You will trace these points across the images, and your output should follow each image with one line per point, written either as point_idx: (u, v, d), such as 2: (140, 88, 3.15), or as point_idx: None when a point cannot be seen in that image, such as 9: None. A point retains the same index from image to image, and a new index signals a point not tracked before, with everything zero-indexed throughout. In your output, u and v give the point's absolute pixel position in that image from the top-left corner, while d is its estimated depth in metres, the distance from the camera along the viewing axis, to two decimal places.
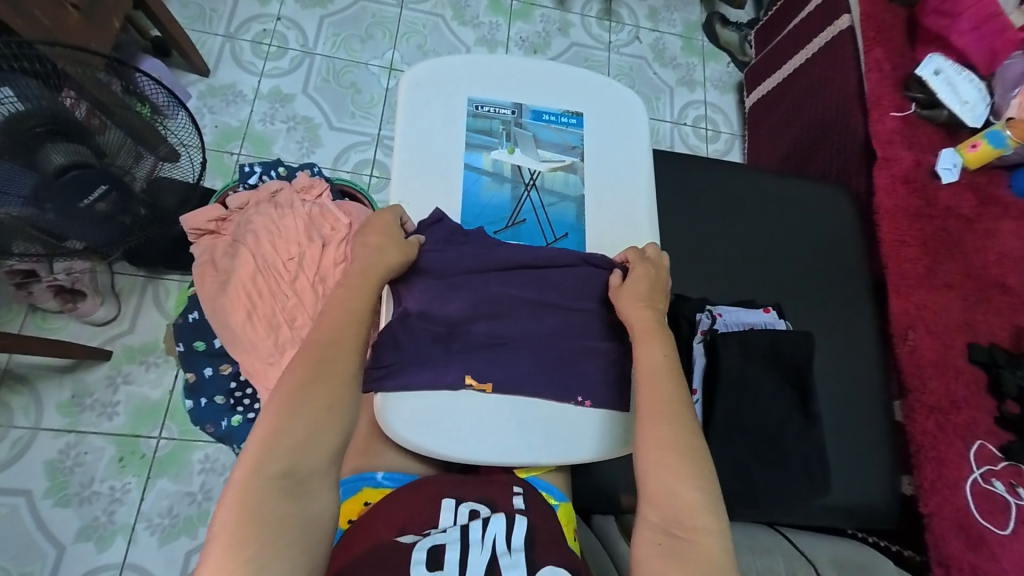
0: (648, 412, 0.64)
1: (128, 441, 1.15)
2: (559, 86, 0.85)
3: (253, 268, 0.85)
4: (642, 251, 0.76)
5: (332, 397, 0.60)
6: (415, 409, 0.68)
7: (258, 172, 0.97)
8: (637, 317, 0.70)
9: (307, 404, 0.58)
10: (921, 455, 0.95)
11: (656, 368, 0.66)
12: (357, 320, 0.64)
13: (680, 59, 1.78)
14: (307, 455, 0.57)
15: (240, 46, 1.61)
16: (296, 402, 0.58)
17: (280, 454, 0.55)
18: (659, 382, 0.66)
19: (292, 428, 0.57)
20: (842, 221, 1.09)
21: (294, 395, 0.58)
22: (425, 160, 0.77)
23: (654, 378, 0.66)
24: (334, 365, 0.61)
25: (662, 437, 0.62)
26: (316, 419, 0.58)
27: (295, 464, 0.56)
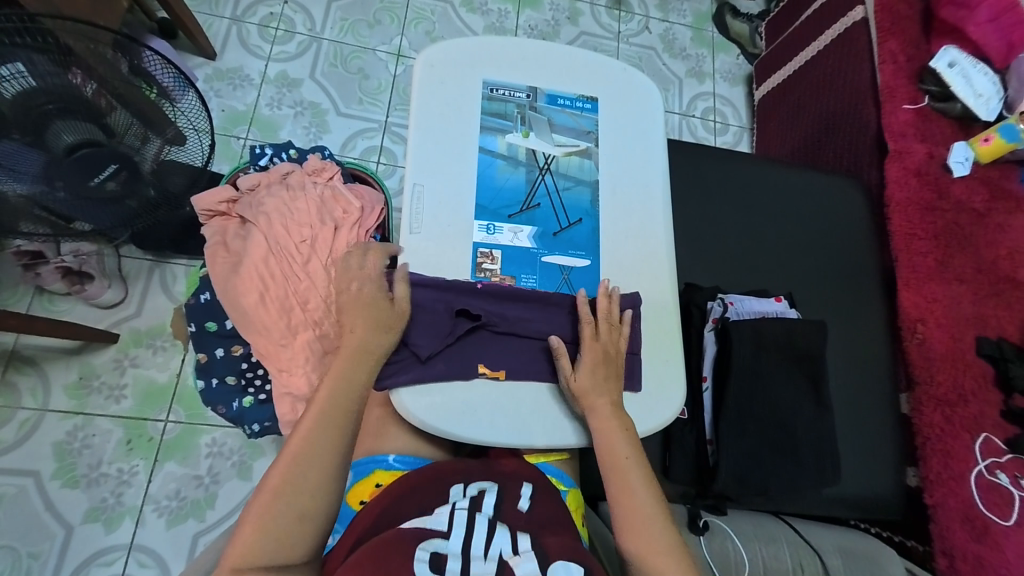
0: (620, 496, 0.69)
1: (135, 424, 1.15)
2: (573, 70, 0.85)
3: (264, 249, 0.83)
4: (597, 329, 0.72)
5: (323, 477, 0.63)
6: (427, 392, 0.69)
7: (268, 154, 0.97)
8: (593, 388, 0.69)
9: (301, 482, 0.62)
10: (927, 447, 0.95)
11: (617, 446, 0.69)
12: (350, 404, 0.67)
13: (690, 50, 1.77)
14: (296, 532, 0.60)
15: (246, 29, 1.60)
16: (286, 490, 0.61)
17: (275, 530, 0.59)
18: (625, 466, 0.69)
19: (285, 505, 0.61)
20: (854, 214, 1.09)
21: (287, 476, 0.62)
22: (439, 144, 0.76)
23: (619, 465, 0.69)
24: (326, 443, 0.64)
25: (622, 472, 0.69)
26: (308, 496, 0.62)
27: (286, 537, 0.60)
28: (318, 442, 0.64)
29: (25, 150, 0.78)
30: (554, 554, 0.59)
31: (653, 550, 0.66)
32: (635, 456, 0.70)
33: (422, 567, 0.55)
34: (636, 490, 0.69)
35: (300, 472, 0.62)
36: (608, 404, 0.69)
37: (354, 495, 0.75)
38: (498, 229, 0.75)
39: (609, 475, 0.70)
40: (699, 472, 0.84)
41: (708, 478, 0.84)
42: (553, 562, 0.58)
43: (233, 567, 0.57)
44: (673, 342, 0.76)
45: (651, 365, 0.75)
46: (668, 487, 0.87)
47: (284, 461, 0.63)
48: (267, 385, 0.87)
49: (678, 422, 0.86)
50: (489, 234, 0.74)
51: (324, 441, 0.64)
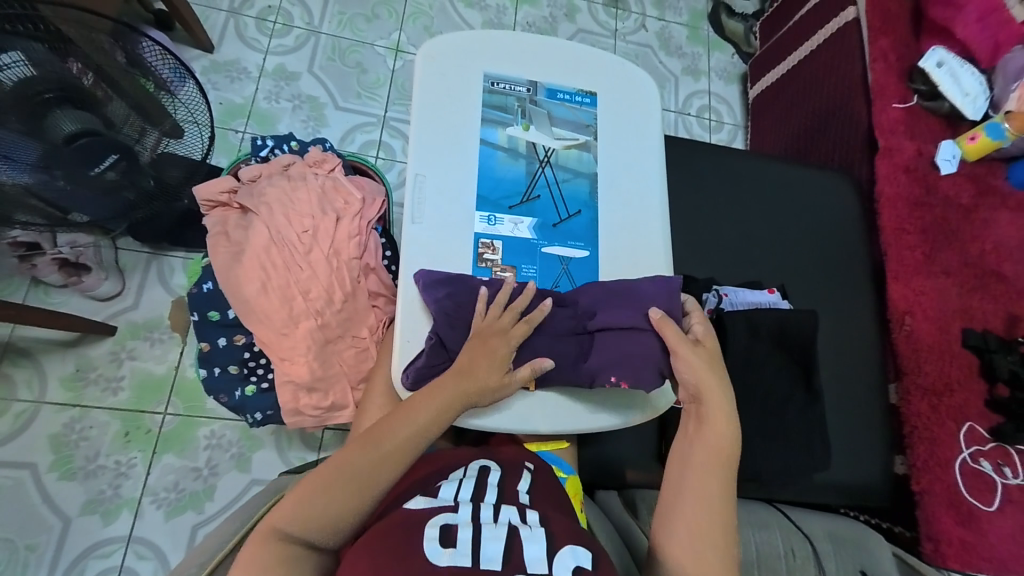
0: (690, 484, 0.69)
1: (132, 416, 1.15)
2: (572, 64, 0.86)
3: (266, 239, 0.82)
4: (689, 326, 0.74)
5: (372, 482, 0.64)
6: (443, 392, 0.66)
7: (269, 146, 0.97)
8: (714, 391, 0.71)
9: (350, 476, 0.63)
10: (914, 435, 0.98)
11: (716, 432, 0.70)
12: (426, 432, 0.66)
13: (686, 48, 1.79)
14: (329, 520, 0.62)
15: (243, 22, 1.60)
16: (335, 479, 0.63)
17: (311, 512, 0.62)
18: (712, 456, 0.70)
19: (326, 498, 0.62)
20: (846, 209, 1.11)
21: (340, 468, 0.64)
22: (439, 135, 0.77)
23: (701, 495, 0.69)
24: (383, 461, 0.65)
25: (705, 464, 0.70)
26: (352, 493, 0.63)
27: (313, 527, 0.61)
28: (382, 448, 0.65)
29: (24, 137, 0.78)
30: (561, 540, 0.59)
31: (702, 538, 0.66)
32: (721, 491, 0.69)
33: (433, 546, 0.55)
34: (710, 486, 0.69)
35: (352, 470, 0.64)
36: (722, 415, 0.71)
37: None
38: (498, 220, 0.76)
39: (684, 489, 0.69)
40: None
41: None
42: (560, 547, 0.58)
43: (260, 537, 0.60)
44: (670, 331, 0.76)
45: None
46: None
47: (345, 454, 0.65)
48: (269, 374, 0.85)
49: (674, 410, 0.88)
50: (489, 225, 0.75)
51: (383, 457, 0.64)
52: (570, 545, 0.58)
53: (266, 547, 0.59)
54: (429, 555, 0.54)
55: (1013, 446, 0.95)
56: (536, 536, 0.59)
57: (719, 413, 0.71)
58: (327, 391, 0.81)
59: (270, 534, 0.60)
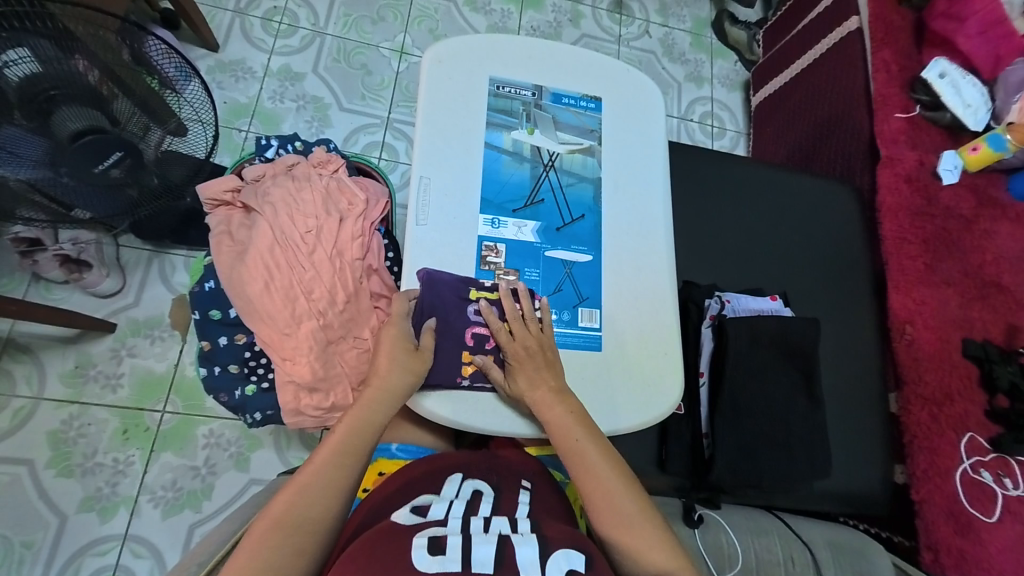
0: (585, 482, 0.66)
1: (132, 413, 1.15)
2: (577, 71, 0.88)
3: (270, 239, 0.82)
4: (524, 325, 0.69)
5: (322, 523, 0.59)
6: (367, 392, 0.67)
7: (274, 146, 0.96)
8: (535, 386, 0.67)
9: (296, 522, 0.58)
10: (914, 445, 0.97)
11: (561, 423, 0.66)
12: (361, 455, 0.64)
13: (689, 54, 1.80)
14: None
15: (249, 22, 1.62)
16: (278, 529, 0.57)
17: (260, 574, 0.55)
18: (579, 447, 0.66)
19: (285, 539, 0.57)
20: (847, 217, 1.12)
21: (281, 516, 0.58)
22: (444, 137, 0.78)
23: (602, 486, 0.66)
24: (328, 496, 0.61)
25: (585, 459, 0.66)
26: (300, 542, 0.58)
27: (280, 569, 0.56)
28: (322, 482, 0.61)
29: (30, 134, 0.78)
30: (555, 544, 0.58)
31: (625, 527, 0.64)
32: (617, 469, 0.67)
33: (419, 553, 0.53)
34: (603, 474, 0.66)
35: (296, 516, 0.58)
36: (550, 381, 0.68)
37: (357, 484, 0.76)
38: (503, 223, 0.75)
39: (583, 489, 0.66)
40: (695, 465, 0.86)
41: (704, 471, 0.85)
42: (551, 549, 0.57)
43: None
44: (671, 334, 0.76)
45: (654, 361, 0.74)
46: (664, 479, 0.88)
47: (281, 497, 0.59)
48: (270, 373, 0.82)
49: (674, 416, 0.87)
50: (494, 228, 0.75)
51: (327, 494, 0.61)
52: (563, 549, 0.57)
53: None
54: (415, 563, 0.52)
55: (1013, 457, 0.94)
56: (528, 541, 0.57)
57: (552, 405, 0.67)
58: (328, 392, 0.80)
59: None
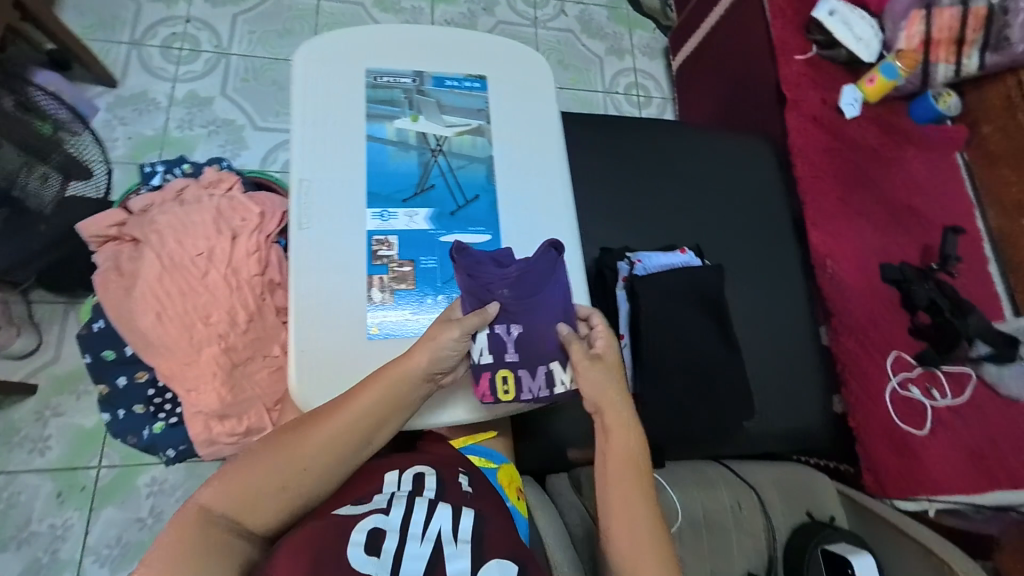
0: (615, 508, 0.66)
1: (66, 474, 1.09)
2: (458, 51, 0.86)
3: (159, 269, 0.79)
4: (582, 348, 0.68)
5: (335, 462, 0.62)
6: (346, 354, 0.65)
7: (160, 172, 0.92)
8: (610, 403, 0.68)
9: (309, 460, 0.61)
10: (846, 373, 0.98)
11: (621, 437, 0.68)
12: (390, 418, 0.63)
13: (608, 29, 1.80)
14: (283, 500, 0.60)
15: (147, 52, 1.56)
16: (292, 466, 0.60)
17: (260, 494, 0.59)
18: (630, 472, 0.67)
19: (297, 471, 0.61)
20: (760, 165, 1.13)
21: (298, 457, 0.61)
22: (322, 136, 0.75)
23: (632, 519, 0.65)
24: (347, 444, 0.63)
25: (627, 488, 0.66)
26: (307, 475, 0.61)
27: (261, 511, 0.59)
28: (347, 435, 0.62)
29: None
30: None
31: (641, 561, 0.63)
32: (653, 515, 0.66)
33: (356, 552, 0.55)
34: (639, 509, 0.65)
35: (311, 458, 0.61)
36: (624, 423, 0.68)
37: None
38: (392, 215, 0.73)
39: (610, 513, 0.66)
40: None
41: None
42: (488, 557, 0.59)
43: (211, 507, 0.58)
44: (583, 302, 0.75)
45: None
46: None
47: (303, 444, 0.61)
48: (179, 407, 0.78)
49: None
50: (383, 221, 0.72)
51: (348, 441, 0.62)
52: (498, 558, 0.60)
53: (209, 524, 0.57)
54: (352, 563, 0.54)
55: (937, 369, 0.97)
56: (462, 553, 0.59)
57: (614, 420, 0.68)
58: (241, 416, 0.76)
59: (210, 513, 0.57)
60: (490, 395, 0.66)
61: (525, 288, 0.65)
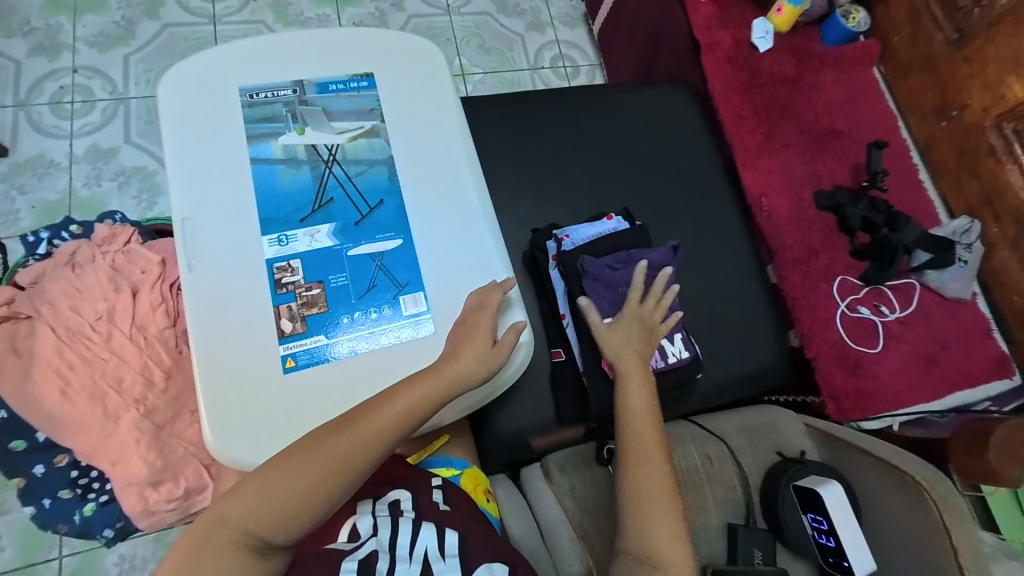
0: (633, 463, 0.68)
1: (24, 572, 1.02)
2: (339, 52, 0.81)
3: (55, 341, 0.72)
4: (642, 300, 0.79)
5: (350, 473, 0.57)
6: (330, 383, 0.63)
7: (46, 238, 0.85)
8: (626, 352, 0.76)
9: (326, 464, 0.56)
10: (796, 306, 0.97)
11: (634, 387, 0.73)
12: (414, 421, 0.59)
13: (523, 4, 1.75)
14: (294, 511, 0.55)
15: (37, 111, 1.45)
16: (309, 471, 0.55)
17: (272, 500, 0.54)
18: (642, 423, 0.71)
19: (313, 477, 0.55)
20: (685, 114, 1.11)
21: (315, 464, 0.56)
22: (202, 168, 0.70)
23: (644, 472, 0.67)
24: (365, 450, 0.57)
25: (645, 447, 0.69)
26: (323, 484, 0.56)
27: (286, 525, 0.55)
28: (366, 441, 0.58)
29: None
30: None
31: (652, 510, 0.65)
32: (661, 466, 0.68)
33: None
34: (650, 461, 0.68)
35: (329, 464, 0.56)
36: (638, 374, 0.74)
37: None
38: (292, 237, 0.68)
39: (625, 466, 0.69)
40: (575, 403, 0.83)
41: (581, 406, 0.83)
42: (475, 564, 0.58)
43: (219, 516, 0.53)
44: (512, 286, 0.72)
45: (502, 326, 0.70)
46: (569, 431, 0.84)
47: (321, 448, 0.56)
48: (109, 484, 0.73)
49: (556, 365, 0.84)
50: (282, 245, 0.67)
51: (369, 446, 0.58)
52: (487, 563, 0.59)
53: (223, 532, 0.53)
54: None
55: (883, 286, 0.98)
56: (452, 565, 0.57)
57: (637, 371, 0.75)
58: (177, 478, 0.71)
59: (223, 523, 0.53)
60: None
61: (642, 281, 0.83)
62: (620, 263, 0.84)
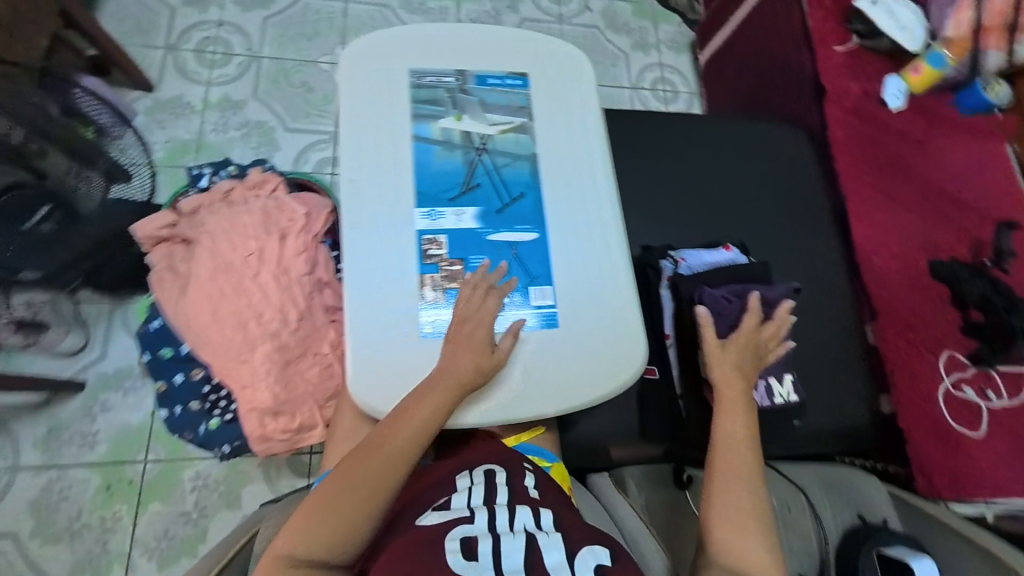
0: (722, 477, 0.68)
1: (113, 468, 1.11)
2: (500, 50, 0.86)
3: (212, 267, 0.80)
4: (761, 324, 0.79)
5: (379, 489, 0.59)
6: (441, 355, 0.67)
7: (208, 174, 0.94)
8: (728, 376, 0.75)
9: (358, 486, 0.58)
10: (896, 374, 0.96)
11: (731, 407, 0.73)
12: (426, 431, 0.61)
13: (633, 24, 1.78)
14: (340, 533, 0.57)
15: (182, 57, 1.59)
16: (342, 494, 0.58)
17: (320, 528, 0.56)
18: (734, 445, 0.71)
19: (351, 498, 0.58)
20: (803, 159, 1.11)
21: (346, 486, 0.58)
22: (369, 137, 0.76)
23: (735, 489, 0.67)
24: (390, 466, 0.60)
25: (736, 468, 0.69)
26: (361, 503, 0.58)
27: (336, 549, 0.56)
28: (383, 459, 0.60)
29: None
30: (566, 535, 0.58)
31: (740, 526, 0.65)
32: (752, 490, 0.68)
33: (456, 558, 0.54)
34: (740, 481, 0.68)
35: (358, 484, 0.58)
36: (739, 399, 0.74)
37: None
38: (441, 214, 0.73)
39: (713, 479, 0.69)
40: (674, 425, 0.86)
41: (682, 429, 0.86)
42: (577, 547, 0.57)
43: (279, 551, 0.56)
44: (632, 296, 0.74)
45: (618, 337, 0.72)
46: (648, 446, 0.86)
47: (344, 472, 0.59)
48: (233, 404, 0.79)
49: (649, 382, 0.87)
50: (432, 220, 0.73)
51: (388, 461, 0.60)
52: (588, 545, 0.58)
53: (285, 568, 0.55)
54: (455, 568, 0.52)
55: (994, 369, 0.93)
56: (555, 542, 0.57)
57: (734, 397, 0.74)
58: (294, 413, 0.78)
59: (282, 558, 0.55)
60: None
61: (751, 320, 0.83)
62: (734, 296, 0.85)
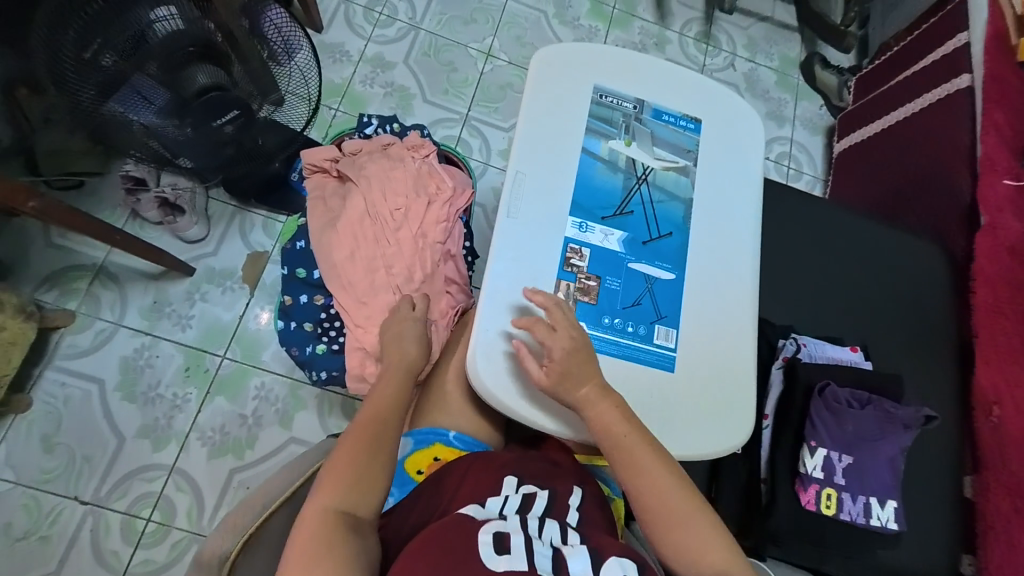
0: (635, 481, 0.65)
1: (195, 354, 1.21)
2: (682, 90, 0.87)
3: (361, 211, 0.87)
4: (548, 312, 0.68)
5: (389, 435, 0.67)
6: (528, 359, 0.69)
7: (375, 125, 1.02)
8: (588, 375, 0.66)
9: (378, 435, 0.66)
10: (989, 535, 0.90)
11: (604, 410, 0.66)
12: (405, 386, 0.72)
13: (773, 93, 1.72)
14: (369, 481, 0.63)
15: (352, 9, 1.72)
16: (363, 445, 0.64)
17: (352, 478, 0.62)
18: (625, 446, 0.65)
19: (370, 448, 0.65)
20: (938, 281, 1.05)
21: (362, 438, 0.65)
22: (542, 139, 0.79)
23: (650, 484, 0.65)
24: (386, 416, 0.68)
25: (643, 468, 0.65)
26: (382, 451, 0.65)
27: (365, 496, 0.62)
28: (384, 408, 0.69)
29: (127, 57, 0.81)
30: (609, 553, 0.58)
31: (681, 522, 0.64)
32: (674, 479, 0.65)
33: (487, 550, 0.54)
34: (651, 475, 0.65)
35: (375, 434, 0.66)
36: (602, 398, 0.66)
37: (411, 463, 0.75)
38: (590, 229, 0.75)
39: (636, 487, 0.66)
40: (751, 509, 0.83)
41: (762, 516, 0.82)
42: (605, 556, 0.58)
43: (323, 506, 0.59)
44: (751, 366, 0.74)
45: (721, 400, 0.72)
46: None
47: (357, 426, 0.66)
48: (341, 337, 0.87)
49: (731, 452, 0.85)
50: (580, 231, 0.75)
51: (388, 411, 0.69)
52: (614, 558, 0.58)
53: (329, 525, 0.58)
54: (485, 560, 0.53)
55: None
56: (578, 555, 0.57)
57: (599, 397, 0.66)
58: None
59: (322, 514, 0.58)
60: (815, 504, 0.81)
61: (872, 431, 0.82)
62: (855, 403, 0.83)
